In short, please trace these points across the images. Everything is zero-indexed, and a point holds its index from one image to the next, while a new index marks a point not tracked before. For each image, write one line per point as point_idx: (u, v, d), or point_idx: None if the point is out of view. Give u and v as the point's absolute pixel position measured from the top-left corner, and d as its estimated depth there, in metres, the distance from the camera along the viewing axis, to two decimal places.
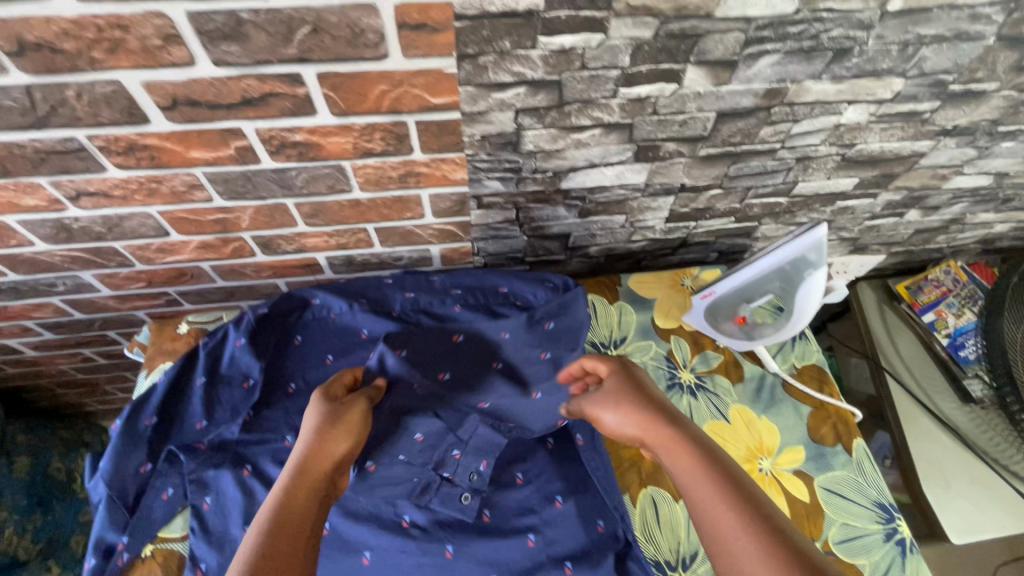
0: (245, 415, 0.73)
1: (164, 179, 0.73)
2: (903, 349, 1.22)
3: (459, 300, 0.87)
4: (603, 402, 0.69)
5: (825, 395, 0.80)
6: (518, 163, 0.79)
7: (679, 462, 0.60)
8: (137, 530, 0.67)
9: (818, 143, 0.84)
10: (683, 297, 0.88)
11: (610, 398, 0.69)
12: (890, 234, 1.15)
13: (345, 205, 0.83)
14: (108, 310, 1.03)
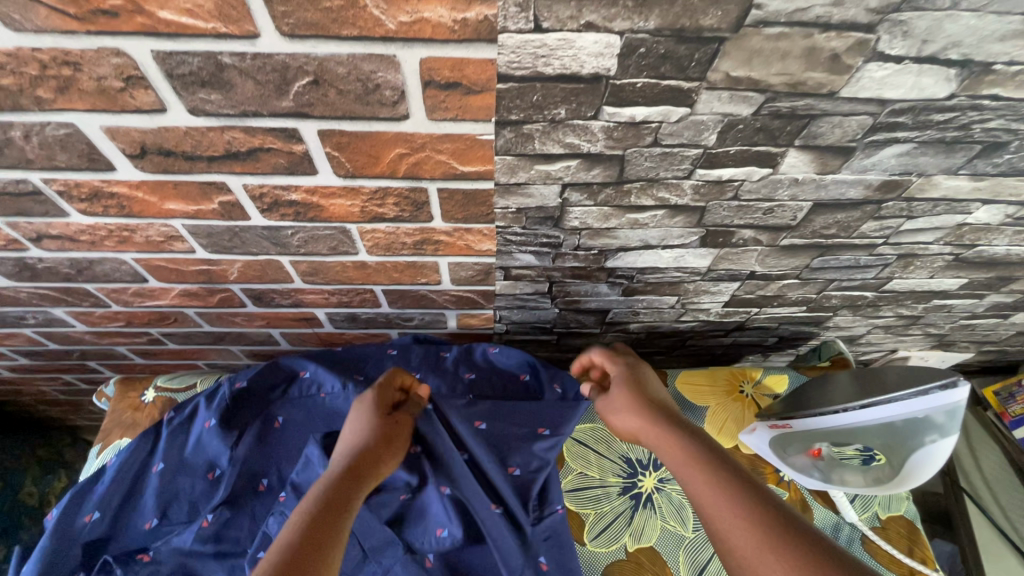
0: (200, 518, 0.61)
1: (138, 228, 0.62)
2: (986, 466, 1.04)
3: (471, 387, 0.72)
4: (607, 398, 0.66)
5: (917, 562, 0.63)
6: (558, 239, 0.66)
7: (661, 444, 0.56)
8: None
9: (930, 241, 0.68)
10: (741, 408, 0.73)
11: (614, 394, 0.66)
12: (987, 333, 0.97)
13: (350, 266, 0.70)
14: (85, 344, 0.92)
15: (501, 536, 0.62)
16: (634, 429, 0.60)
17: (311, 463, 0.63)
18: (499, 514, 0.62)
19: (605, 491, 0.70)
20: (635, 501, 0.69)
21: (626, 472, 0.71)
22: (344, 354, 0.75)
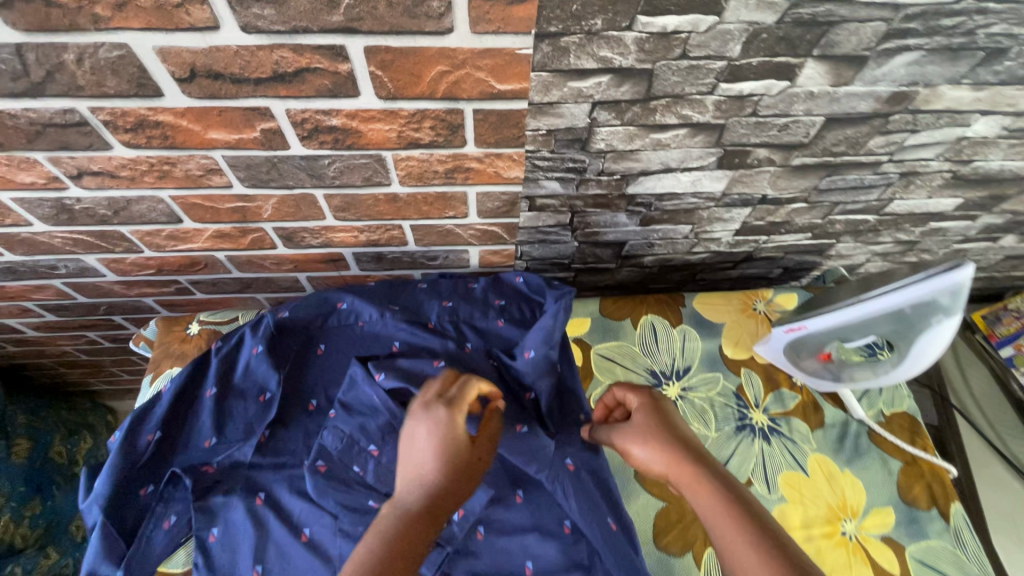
0: (258, 433, 0.65)
1: (178, 161, 0.63)
2: (974, 384, 1.11)
3: (502, 313, 0.76)
4: (623, 429, 0.60)
5: (918, 450, 0.69)
6: (583, 163, 0.68)
7: (704, 497, 0.52)
8: (133, 564, 0.58)
9: (930, 158, 0.72)
10: (755, 323, 0.78)
11: (639, 427, 0.59)
12: (977, 259, 1.03)
13: (381, 199, 0.73)
14: (113, 296, 0.94)
15: (523, 453, 0.63)
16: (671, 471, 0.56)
17: (357, 383, 0.67)
18: (525, 433, 0.64)
19: None
20: None
21: (652, 381, 0.73)
22: (379, 288, 0.77)
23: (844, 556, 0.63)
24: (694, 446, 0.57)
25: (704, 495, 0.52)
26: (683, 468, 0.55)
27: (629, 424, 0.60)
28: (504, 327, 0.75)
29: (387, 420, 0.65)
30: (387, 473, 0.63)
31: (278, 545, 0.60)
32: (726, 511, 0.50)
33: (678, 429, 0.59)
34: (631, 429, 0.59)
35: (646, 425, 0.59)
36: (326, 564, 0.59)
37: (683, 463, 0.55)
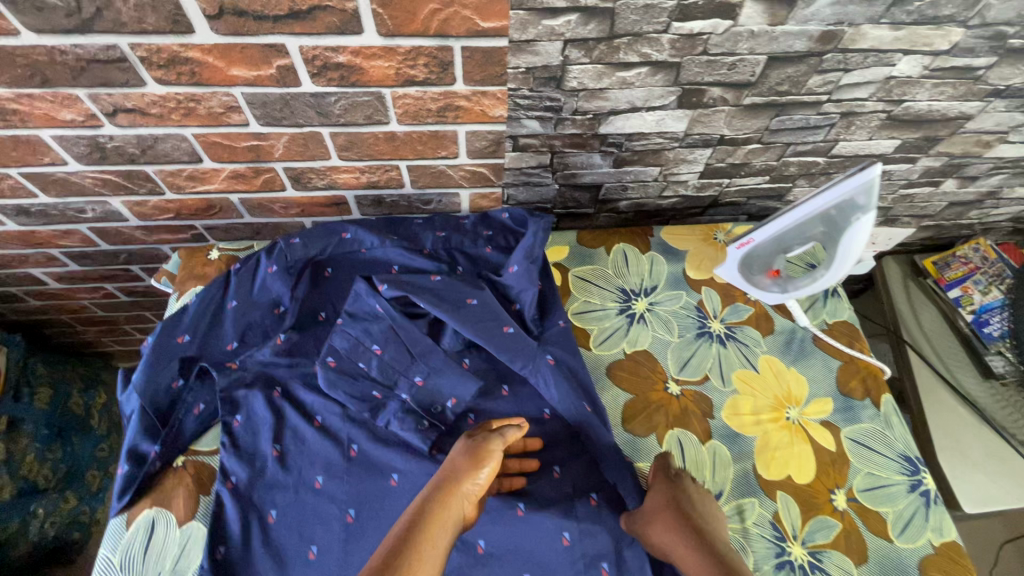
0: (275, 337, 0.74)
1: (203, 99, 0.72)
2: (926, 323, 1.21)
3: (490, 242, 0.85)
4: (641, 513, 0.63)
5: (855, 351, 0.79)
6: (559, 102, 0.78)
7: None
8: (168, 441, 0.66)
9: (865, 97, 0.82)
10: (715, 250, 0.87)
11: (653, 510, 0.62)
12: (924, 205, 1.13)
13: (381, 138, 0.82)
14: (133, 242, 1.02)
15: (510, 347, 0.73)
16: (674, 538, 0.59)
17: (360, 295, 0.75)
18: (512, 332, 0.74)
19: (605, 312, 0.81)
20: (630, 319, 0.80)
21: (621, 298, 0.82)
22: (381, 221, 0.85)
23: (788, 435, 0.72)
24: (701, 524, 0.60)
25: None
26: (691, 546, 0.58)
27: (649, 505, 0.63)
28: (491, 254, 0.84)
29: (389, 325, 0.74)
30: (389, 369, 0.72)
31: (294, 428, 0.69)
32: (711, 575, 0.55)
33: (690, 507, 0.62)
34: (647, 513, 0.62)
35: (663, 507, 0.61)
36: (337, 443, 0.68)
37: (691, 546, 0.58)
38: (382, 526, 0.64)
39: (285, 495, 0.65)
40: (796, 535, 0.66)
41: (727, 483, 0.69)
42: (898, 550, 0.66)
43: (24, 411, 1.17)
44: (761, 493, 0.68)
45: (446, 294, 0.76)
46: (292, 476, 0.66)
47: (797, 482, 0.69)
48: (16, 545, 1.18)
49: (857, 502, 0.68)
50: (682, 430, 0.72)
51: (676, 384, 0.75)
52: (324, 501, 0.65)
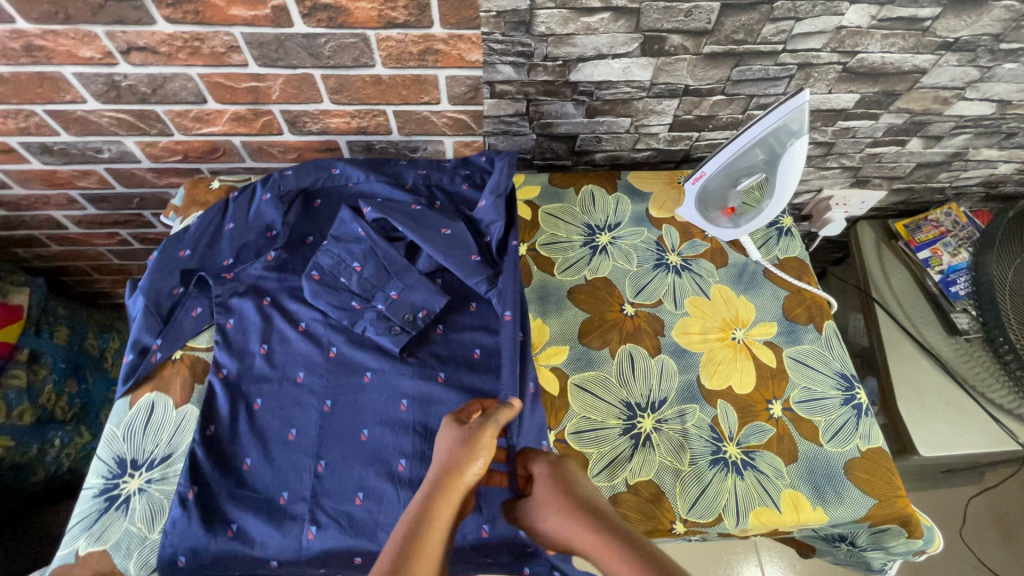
0: (267, 255, 0.82)
1: (206, 38, 0.80)
2: (895, 282, 1.25)
3: (467, 179, 0.92)
4: (534, 502, 0.57)
5: (802, 282, 0.84)
6: (530, 47, 0.85)
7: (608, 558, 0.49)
8: (169, 336, 0.74)
9: (819, 48, 0.87)
10: (678, 193, 0.93)
11: (542, 497, 0.57)
12: (892, 166, 1.18)
13: (368, 82, 0.89)
14: (145, 185, 1.12)
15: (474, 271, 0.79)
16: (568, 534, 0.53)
17: (344, 221, 0.83)
18: (477, 261, 0.80)
19: (570, 244, 0.87)
20: (592, 250, 0.87)
21: (586, 232, 0.89)
22: (369, 159, 0.91)
23: (731, 352, 0.78)
24: (594, 502, 0.55)
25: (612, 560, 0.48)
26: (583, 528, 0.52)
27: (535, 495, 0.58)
28: (468, 190, 0.91)
29: (370, 247, 0.81)
30: (368, 284, 0.79)
31: (280, 331, 0.76)
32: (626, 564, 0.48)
33: (579, 487, 0.56)
34: (538, 501, 0.57)
35: (550, 493, 0.56)
36: (318, 345, 0.76)
37: (585, 527, 0.52)
38: (354, 414, 0.71)
39: (269, 386, 0.72)
40: (732, 437, 0.72)
41: (672, 390, 0.75)
42: (826, 453, 0.71)
43: (43, 345, 1.28)
44: (703, 400, 0.74)
45: (423, 220, 0.83)
46: (276, 371, 0.73)
47: (736, 392, 0.75)
48: (36, 470, 1.28)
49: (791, 412, 0.74)
50: (633, 344, 0.78)
51: (632, 306, 0.81)
52: (304, 393, 0.72)
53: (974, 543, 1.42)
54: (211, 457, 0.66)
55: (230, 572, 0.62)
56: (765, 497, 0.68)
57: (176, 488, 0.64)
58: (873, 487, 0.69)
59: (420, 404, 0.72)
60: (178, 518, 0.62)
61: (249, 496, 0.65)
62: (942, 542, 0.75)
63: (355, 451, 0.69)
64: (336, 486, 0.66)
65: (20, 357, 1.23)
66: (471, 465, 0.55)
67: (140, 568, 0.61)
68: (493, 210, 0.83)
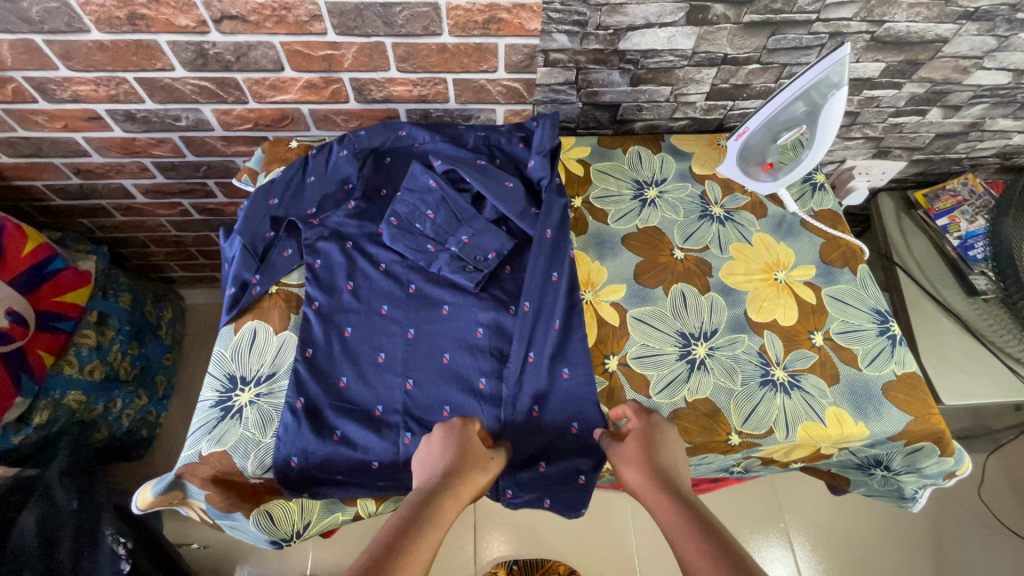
0: (347, 205, 0.89)
1: (293, 7, 0.88)
2: (915, 248, 1.32)
3: (522, 139, 0.98)
4: (622, 445, 0.68)
5: (837, 231, 0.91)
6: (586, 17, 0.93)
7: (667, 514, 0.61)
8: (266, 272, 0.82)
9: (849, 17, 0.95)
10: (718, 153, 1.00)
11: (628, 451, 0.67)
12: (912, 136, 1.25)
13: (434, 50, 0.97)
14: (215, 154, 1.20)
15: (533, 221, 0.86)
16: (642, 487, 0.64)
17: (415, 174, 0.90)
18: (535, 212, 0.87)
19: (621, 197, 0.94)
20: (641, 203, 0.94)
21: (635, 186, 0.96)
22: (432, 124, 0.99)
23: (775, 291, 0.85)
24: (667, 470, 0.66)
25: (670, 512, 0.61)
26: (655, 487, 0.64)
27: (622, 447, 0.68)
28: (521, 147, 0.97)
29: (441, 197, 0.88)
30: (441, 229, 0.87)
31: (363, 270, 0.84)
32: (683, 524, 0.59)
33: (657, 451, 0.67)
34: (623, 452, 0.67)
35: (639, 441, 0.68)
36: (398, 282, 0.83)
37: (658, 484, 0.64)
38: (435, 341, 0.78)
39: (357, 317, 0.80)
40: (778, 362, 0.79)
41: (722, 323, 0.82)
42: (865, 376, 0.78)
43: (110, 308, 1.35)
44: (751, 331, 0.81)
45: (481, 170, 0.90)
46: (363, 304, 0.81)
47: (782, 324, 0.82)
48: (100, 430, 1.35)
49: (832, 341, 0.81)
50: (685, 283, 0.85)
51: (681, 251, 0.88)
52: (389, 322, 0.79)
53: (993, 504, 1.48)
54: (313, 374, 0.74)
55: (335, 473, 0.70)
56: (811, 413, 0.75)
57: (285, 400, 0.72)
58: (908, 405, 0.76)
59: (494, 333, 0.79)
60: (290, 424, 0.70)
61: (349, 407, 0.73)
62: (970, 465, 0.81)
63: (439, 371, 0.76)
64: (425, 400, 0.74)
65: (90, 318, 1.31)
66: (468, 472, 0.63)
67: (257, 467, 0.68)
68: (545, 165, 0.89)
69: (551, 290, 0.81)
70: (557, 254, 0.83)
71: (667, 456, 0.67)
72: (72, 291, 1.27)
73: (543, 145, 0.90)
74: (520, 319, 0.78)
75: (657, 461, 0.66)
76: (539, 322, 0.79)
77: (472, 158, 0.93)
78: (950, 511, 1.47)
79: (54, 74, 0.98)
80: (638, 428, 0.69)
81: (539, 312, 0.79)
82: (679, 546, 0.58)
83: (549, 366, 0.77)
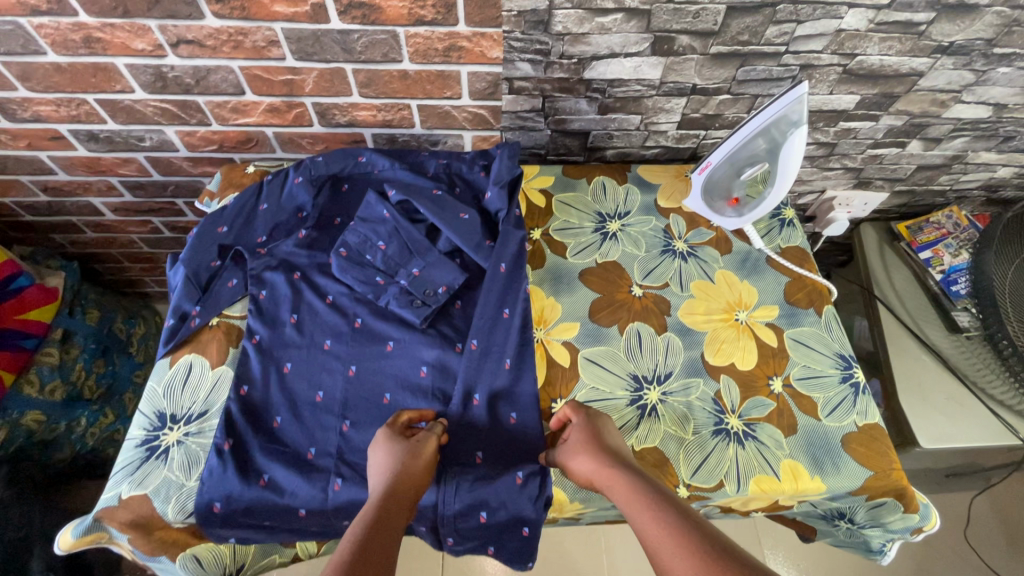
0: (298, 233, 0.87)
1: (249, 32, 0.87)
2: (897, 281, 1.29)
3: (484, 167, 0.95)
4: (565, 444, 0.69)
5: (803, 269, 0.88)
6: (548, 46, 0.91)
7: (622, 493, 0.62)
8: (207, 304, 0.79)
9: (820, 50, 0.93)
10: (685, 185, 0.97)
11: (575, 441, 0.68)
12: (893, 168, 1.22)
13: (395, 76, 0.95)
14: (181, 174, 1.18)
15: (487, 255, 0.83)
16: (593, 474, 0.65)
17: (370, 203, 0.88)
18: (489, 245, 0.85)
19: (582, 229, 0.92)
20: (603, 236, 0.91)
21: (597, 219, 0.93)
22: (393, 150, 0.97)
23: (735, 332, 0.81)
24: (617, 452, 0.67)
25: (622, 491, 0.62)
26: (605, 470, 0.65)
27: (570, 440, 0.69)
28: (481, 174, 0.94)
29: (395, 228, 0.86)
30: (392, 261, 0.84)
31: (308, 302, 0.81)
32: (639, 500, 0.60)
33: (604, 437, 0.68)
34: (572, 443, 0.68)
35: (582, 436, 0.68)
36: (344, 315, 0.80)
37: (608, 467, 0.65)
38: (376, 379, 0.76)
39: (297, 352, 0.77)
40: (734, 410, 0.75)
41: (677, 365, 0.78)
42: (824, 427, 0.74)
43: (76, 325, 1.33)
44: (706, 375, 0.78)
45: (437, 200, 0.87)
46: (304, 338, 0.78)
47: (739, 368, 0.78)
48: (61, 449, 1.33)
49: (792, 388, 0.77)
50: (640, 322, 0.82)
51: (640, 288, 0.85)
52: (330, 358, 0.77)
53: (980, 547, 1.42)
54: (244, 413, 0.71)
55: (261, 520, 0.67)
56: (764, 466, 0.71)
57: (212, 441, 0.69)
58: (868, 459, 0.72)
59: (439, 372, 0.76)
60: (215, 467, 0.67)
61: (279, 449, 0.70)
62: (938, 520, 0.77)
63: (379, 411, 0.73)
64: (361, 443, 0.71)
65: (54, 337, 1.29)
66: (404, 471, 0.63)
67: (178, 512, 0.65)
68: (501, 196, 0.87)
69: (501, 328, 0.78)
70: (510, 288, 0.80)
71: (613, 440, 0.69)
72: (37, 308, 1.25)
73: (500, 175, 0.88)
74: (466, 359, 0.75)
75: (605, 446, 0.67)
76: (486, 363, 0.76)
77: (430, 187, 0.91)
78: (936, 554, 1.41)
79: (13, 94, 0.97)
80: (581, 419, 0.70)
81: (486, 352, 0.76)
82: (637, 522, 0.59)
83: (493, 409, 0.73)
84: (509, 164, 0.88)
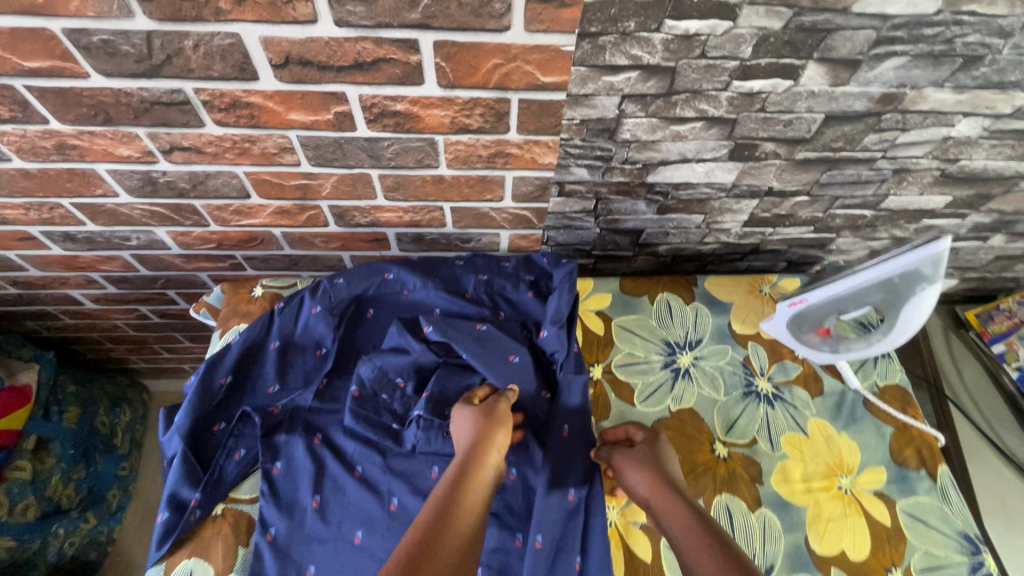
0: (316, 382, 0.73)
1: (258, 140, 0.73)
2: (967, 377, 1.18)
3: (531, 286, 0.82)
4: (626, 454, 0.67)
5: (908, 417, 0.76)
6: (610, 152, 0.77)
7: (676, 517, 0.60)
8: (208, 490, 0.66)
9: (920, 155, 0.80)
10: (761, 304, 0.85)
11: (638, 457, 0.67)
12: (968, 258, 1.11)
13: (429, 181, 0.81)
14: (173, 269, 1.03)
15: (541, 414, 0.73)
16: (651, 490, 0.64)
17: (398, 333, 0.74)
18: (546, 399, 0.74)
19: (649, 365, 0.80)
20: (674, 374, 0.79)
21: (665, 351, 0.81)
22: (421, 261, 0.83)
23: (840, 507, 0.69)
24: (677, 479, 0.65)
25: (677, 514, 0.61)
26: (663, 491, 0.63)
27: (632, 452, 0.68)
28: (527, 293, 0.80)
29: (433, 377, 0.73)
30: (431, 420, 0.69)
31: (334, 477, 0.68)
32: (693, 526, 0.59)
33: (666, 461, 0.67)
34: (633, 457, 0.67)
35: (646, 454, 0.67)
36: (377, 494, 0.67)
37: (667, 488, 0.63)
38: None
39: (324, 550, 0.64)
40: None
41: (778, 556, 0.66)
42: None
43: (50, 430, 1.17)
44: (814, 568, 0.66)
45: (479, 339, 0.74)
46: (332, 530, 0.65)
47: (851, 558, 0.66)
48: (36, 566, 1.18)
49: None
50: (728, 493, 0.70)
51: (723, 445, 0.73)
52: (364, 557, 0.64)
53: None
54: None
55: None
56: None
57: None
58: None
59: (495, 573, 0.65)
60: None
61: None
62: None
63: None
64: None
65: (27, 446, 1.12)
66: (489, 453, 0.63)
67: None
68: (561, 337, 0.74)
69: (568, 514, 0.66)
70: (574, 458, 0.69)
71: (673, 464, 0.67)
72: (7, 415, 1.08)
73: (558, 309, 0.75)
74: (529, 561, 0.63)
75: (668, 468, 0.66)
76: (556, 563, 0.64)
77: (470, 315, 0.78)
78: None
79: None
80: (646, 439, 0.70)
81: (554, 550, 0.64)
82: (684, 551, 0.57)
83: None
84: (568, 294, 0.75)
